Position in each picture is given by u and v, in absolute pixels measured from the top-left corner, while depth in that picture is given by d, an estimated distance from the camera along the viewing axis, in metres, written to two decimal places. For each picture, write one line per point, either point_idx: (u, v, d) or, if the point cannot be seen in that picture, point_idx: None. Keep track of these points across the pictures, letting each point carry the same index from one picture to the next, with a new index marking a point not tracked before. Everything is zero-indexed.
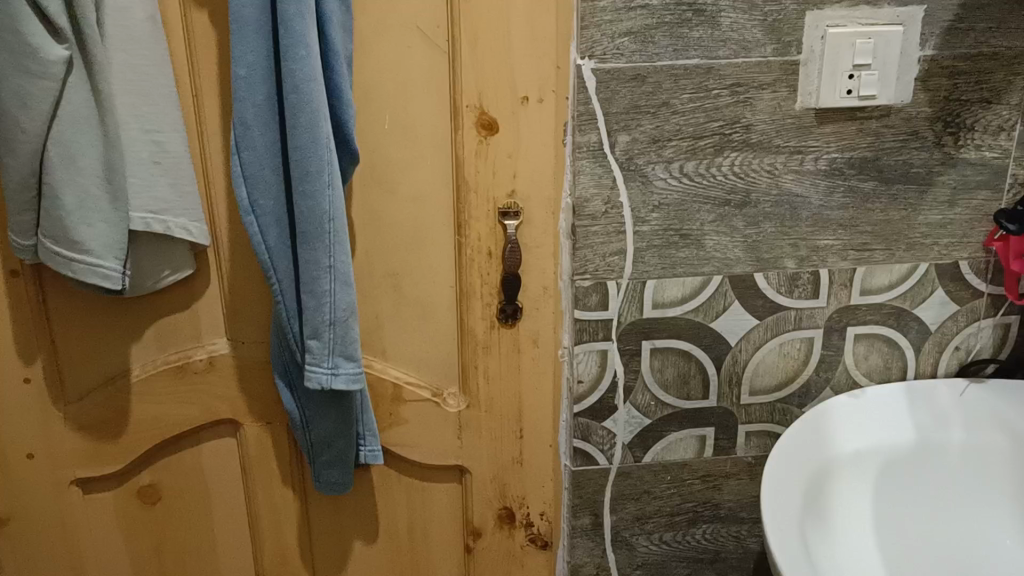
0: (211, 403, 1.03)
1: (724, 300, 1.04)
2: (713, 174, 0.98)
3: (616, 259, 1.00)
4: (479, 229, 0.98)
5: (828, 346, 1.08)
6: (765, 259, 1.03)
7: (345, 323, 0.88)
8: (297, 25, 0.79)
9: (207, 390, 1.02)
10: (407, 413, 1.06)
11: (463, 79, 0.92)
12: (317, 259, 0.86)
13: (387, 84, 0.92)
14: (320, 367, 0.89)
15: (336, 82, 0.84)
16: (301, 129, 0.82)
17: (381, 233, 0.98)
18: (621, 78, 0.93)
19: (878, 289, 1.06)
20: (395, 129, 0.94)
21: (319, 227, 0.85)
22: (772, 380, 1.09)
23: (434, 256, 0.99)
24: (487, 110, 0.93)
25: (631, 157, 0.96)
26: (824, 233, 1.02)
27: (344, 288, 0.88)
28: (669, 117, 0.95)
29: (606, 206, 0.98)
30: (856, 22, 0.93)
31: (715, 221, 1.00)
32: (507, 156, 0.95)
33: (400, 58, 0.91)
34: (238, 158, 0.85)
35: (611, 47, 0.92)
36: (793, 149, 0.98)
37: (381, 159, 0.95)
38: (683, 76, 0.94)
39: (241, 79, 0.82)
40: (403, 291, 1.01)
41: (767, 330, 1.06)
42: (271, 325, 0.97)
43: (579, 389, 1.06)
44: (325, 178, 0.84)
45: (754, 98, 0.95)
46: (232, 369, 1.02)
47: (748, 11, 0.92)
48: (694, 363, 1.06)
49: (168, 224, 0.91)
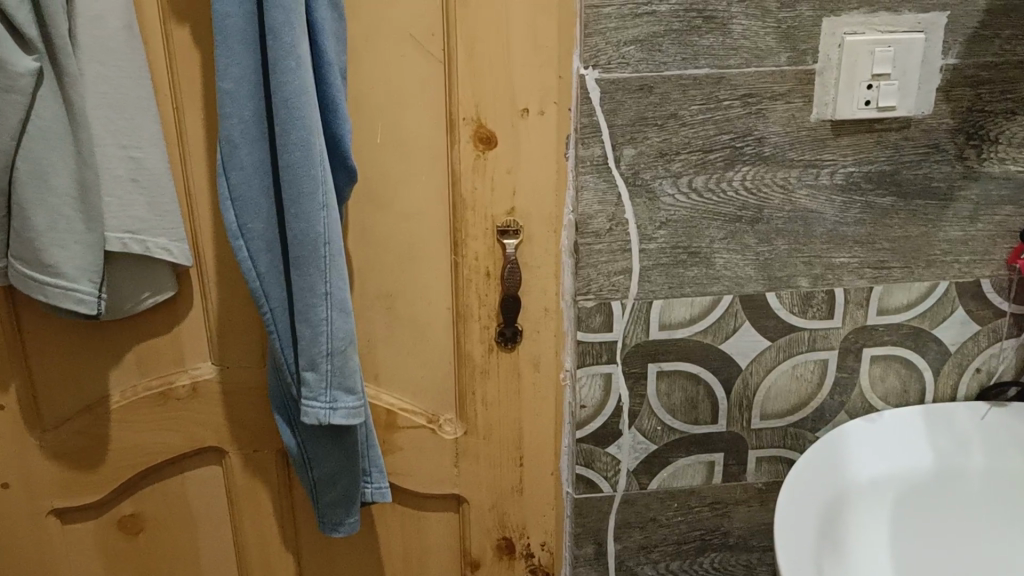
0: (195, 431, 0.98)
1: (735, 321, 0.99)
2: (723, 190, 0.93)
3: (621, 278, 0.95)
4: (477, 248, 0.93)
5: (843, 368, 1.03)
6: (778, 277, 0.98)
7: (343, 354, 0.83)
8: (288, 35, 0.73)
9: (191, 417, 0.97)
10: (401, 440, 1.00)
11: (460, 90, 0.87)
12: (313, 285, 0.80)
13: (379, 95, 0.87)
14: (317, 402, 0.84)
15: (330, 95, 0.79)
16: (293, 146, 0.76)
17: (374, 252, 0.93)
18: (627, 89, 0.88)
19: (896, 309, 1.01)
20: (388, 143, 0.89)
21: (313, 252, 0.79)
22: (785, 403, 1.04)
23: (429, 277, 0.94)
24: (485, 123, 0.88)
25: (637, 172, 0.91)
26: (840, 251, 0.97)
27: (342, 316, 0.82)
28: (677, 129, 0.90)
29: (610, 222, 0.93)
30: (876, 29, 0.88)
31: (725, 239, 0.95)
32: (506, 171, 0.90)
33: (394, 67, 0.86)
34: (225, 179, 0.79)
35: (617, 56, 0.86)
36: (808, 163, 0.93)
37: (373, 175, 0.90)
38: (692, 86, 0.88)
39: (228, 94, 0.76)
40: (397, 312, 0.96)
41: (780, 352, 1.01)
42: (267, 356, 0.91)
43: (582, 414, 1.00)
44: (319, 199, 0.78)
45: (767, 110, 0.90)
46: (217, 395, 0.97)
47: (762, 18, 0.87)
48: (702, 387, 1.01)
49: (147, 244, 0.86)
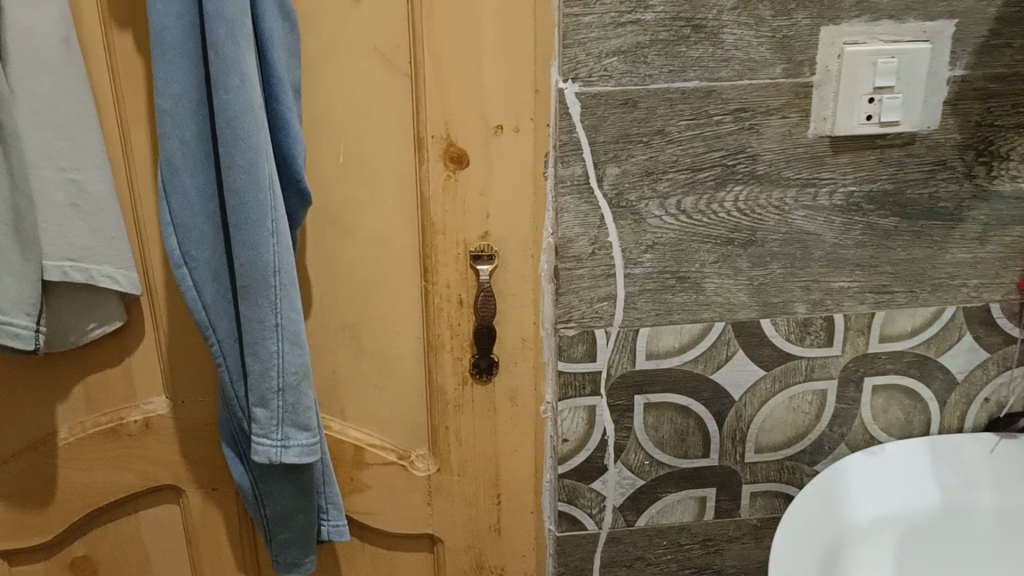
0: (149, 468, 0.92)
1: (728, 350, 0.92)
2: (714, 212, 0.87)
3: (604, 305, 0.88)
4: (448, 275, 0.86)
5: (843, 398, 0.96)
6: (773, 303, 0.91)
7: (296, 390, 0.76)
8: (232, 50, 0.67)
9: (145, 453, 0.91)
10: (370, 478, 0.94)
11: (428, 106, 0.80)
12: (262, 317, 0.74)
13: (341, 111, 0.81)
14: (269, 439, 0.77)
15: (281, 113, 0.72)
16: (239, 170, 0.70)
17: (339, 277, 0.87)
18: (610, 103, 0.81)
19: (899, 335, 0.94)
20: (351, 162, 0.83)
21: (262, 281, 0.73)
22: (781, 436, 0.97)
23: (397, 304, 0.88)
24: (456, 141, 0.82)
25: (621, 193, 0.84)
26: (839, 275, 0.91)
27: (295, 349, 0.76)
28: (664, 147, 0.83)
29: (593, 246, 0.86)
30: (878, 38, 0.82)
31: (716, 263, 0.89)
32: (479, 193, 0.84)
33: (356, 82, 0.80)
34: (167, 203, 0.72)
35: (599, 68, 0.80)
36: (805, 182, 0.87)
37: (335, 196, 0.84)
38: (680, 101, 0.82)
39: (166, 113, 0.69)
40: (364, 343, 0.90)
41: (775, 382, 0.95)
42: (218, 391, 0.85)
43: (563, 449, 0.94)
44: (268, 226, 0.72)
45: (761, 125, 0.84)
46: (172, 431, 0.90)
47: (755, 27, 0.80)
48: (692, 419, 0.95)
49: (90, 272, 0.79)
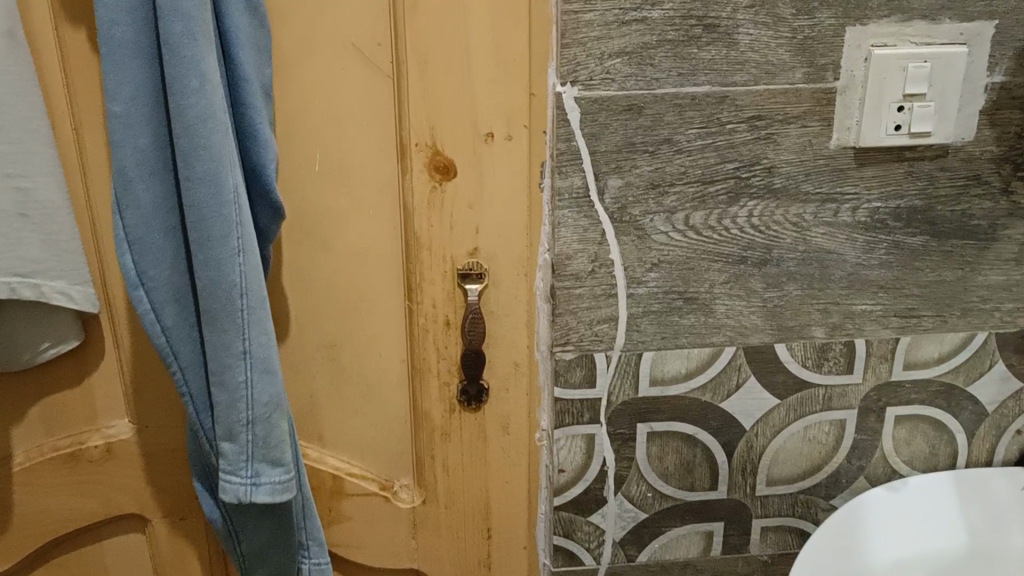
0: (114, 495, 0.85)
1: (739, 377, 0.85)
2: (726, 228, 0.79)
3: (605, 327, 0.81)
4: (434, 294, 0.79)
5: (862, 429, 0.89)
6: (789, 327, 0.84)
7: (267, 422, 0.70)
8: (188, 49, 0.60)
9: (108, 480, 0.84)
10: (349, 509, 0.87)
11: (412, 110, 0.73)
12: (228, 344, 0.67)
13: (318, 116, 0.74)
14: (238, 476, 0.71)
15: (247, 118, 0.66)
16: (199, 182, 0.63)
17: (316, 295, 0.80)
18: (613, 109, 0.74)
19: (925, 362, 0.87)
20: (329, 171, 0.76)
21: (228, 304, 0.66)
22: (795, 468, 0.90)
23: (379, 324, 0.81)
24: (442, 150, 0.74)
25: (624, 207, 0.77)
26: (861, 297, 0.83)
27: (265, 378, 0.69)
28: (671, 157, 0.76)
29: (593, 263, 0.79)
30: (909, 41, 0.74)
31: (727, 283, 0.81)
32: (468, 207, 0.77)
33: (334, 82, 0.73)
34: (120, 219, 0.65)
35: (601, 70, 0.72)
36: (826, 197, 0.79)
37: (312, 208, 0.77)
38: (689, 107, 0.75)
39: (117, 119, 0.62)
40: (344, 365, 0.83)
41: (790, 411, 0.87)
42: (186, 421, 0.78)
43: (560, 479, 0.87)
44: (233, 244, 0.65)
45: (778, 135, 0.77)
46: (136, 454, 0.84)
47: (774, 27, 0.73)
48: (699, 449, 0.88)
49: (42, 288, 0.72)
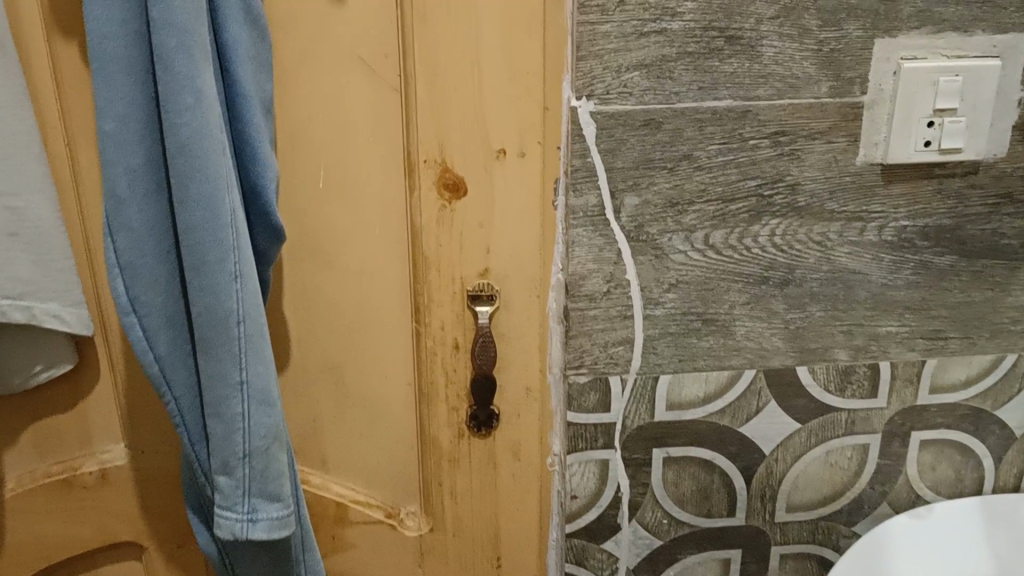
0: (108, 521, 0.82)
1: (759, 401, 0.82)
2: (747, 247, 0.76)
3: (620, 349, 0.78)
4: (443, 315, 0.76)
5: (886, 454, 0.86)
6: (811, 349, 0.81)
7: (265, 455, 0.67)
8: (184, 65, 0.57)
9: (104, 506, 0.81)
10: (353, 536, 0.84)
11: (420, 126, 0.70)
12: (224, 373, 0.65)
13: (322, 130, 0.71)
14: (233, 512, 0.68)
15: (247, 136, 0.63)
16: (194, 205, 0.60)
17: (319, 315, 0.77)
18: (630, 124, 0.70)
19: (952, 386, 0.84)
20: (333, 187, 0.73)
21: (224, 333, 0.64)
22: (815, 494, 0.87)
23: (385, 346, 0.78)
24: (452, 166, 0.71)
25: (641, 225, 0.74)
26: (886, 318, 0.80)
27: (263, 409, 0.67)
28: (690, 174, 0.73)
29: (608, 284, 0.76)
30: (940, 54, 0.71)
31: (747, 304, 0.78)
32: (478, 225, 0.73)
33: (339, 96, 0.70)
34: (111, 243, 0.62)
35: (618, 83, 0.69)
36: (851, 215, 0.76)
37: (315, 226, 0.74)
38: (710, 122, 0.71)
39: (109, 137, 0.60)
40: (348, 389, 0.80)
41: (811, 436, 0.84)
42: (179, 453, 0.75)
43: (572, 506, 0.83)
44: (230, 267, 0.63)
45: (803, 151, 0.73)
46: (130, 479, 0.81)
47: (799, 39, 0.70)
48: (717, 474, 0.85)
49: (33, 311, 0.68)
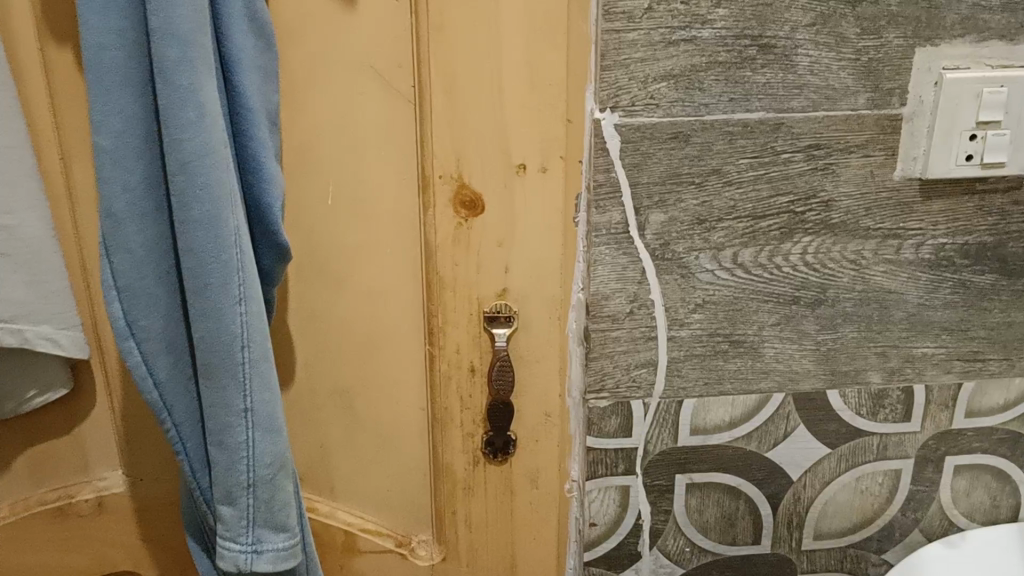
0: (105, 551, 0.78)
1: (787, 426, 0.78)
2: (777, 265, 0.72)
3: (643, 372, 0.75)
4: (457, 338, 0.72)
5: (919, 480, 0.82)
6: (843, 372, 0.77)
7: (270, 484, 0.64)
8: (186, 78, 0.53)
9: (101, 535, 0.77)
10: (361, 566, 0.80)
11: (436, 139, 0.66)
12: (227, 401, 0.61)
13: (332, 143, 0.67)
14: (236, 543, 0.64)
15: (252, 150, 0.59)
16: (196, 226, 0.57)
17: (327, 337, 0.74)
18: (657, 137, 0.67)
19: (989, 410, 0.80)
20: (343, 204, 0.69)
21: (228, 358, 0.60)
22: (844, 520, 0.83)
23: (397, 369, 0.74)
24: (468, 183, 0.67)
25: (667, 243, 0.70)
26: (922, 339, 0.76)
27: (268, 437, 0.63)
28: (719, 189, 0.69)
29: (631, 304, 0.72)
30: (984, 63, 0.67)
31: (777, 325, 0.74)
32: (496, 245, 0.70)
33: (349, 108, 0.66)
34: (107, 264, 0.58)
35: (644, 94, 0.65)
36: (887, 232, 0.72)
37: (324, 244, 0.70)
38: (741, 135, 0.68)
39: (106, 154, 0.56)
40: (358, 413, 0.76)
41: (841, 461, 0.81)
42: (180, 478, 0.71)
43: (590, 534, 0.80)
44: (234, 291, 0.59)
45: (838, 165, 0.70)
46: (128, 506, 0.77)
47: (836, 48, 0.66)
48: (743, 501, 0.81)
49: (26, 334, 0.65)
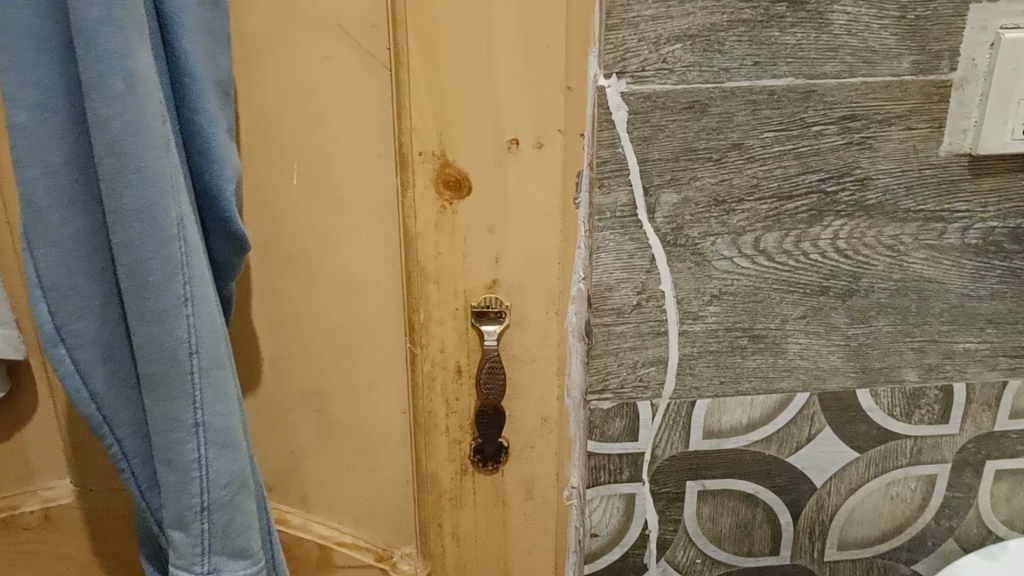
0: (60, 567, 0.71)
1: (812, 428, 0.70)
2: (804, 252, 0.64)
3: (651, 370, 0.66)
4: (443, 336, 0.64)
5: (956, 485, 0.74)
6: (874, 370, 0.69)
7: (228, 507, 0.56)
8: (112, 41, 0.45)
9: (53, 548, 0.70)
10: None
11: (416, 112, 0.57)
12: (176, 415, 0.53)
13: (297, 113, 0.58)
14: (191, 572, 0.56)
15: (201, 126, 0.51)
16: (132, 216, 0.48)
17: (300, 334, 0.65)
18: (670, 107, 0.58)
19: None
20: (312, 183, 0.60)
21: (174, 367, 0.52)
22: (872, 529, 0.75)
23: (375, 370, 0.66)
24: (454, 161, 0.59)
25: (680, 228, 0.62)
26: (964, 333, 0.68)
27: (224, 454, 0.55)
28: (740, 166, 0.60)
29: (638, 296, 0.63)
30: None
31: (803, 318, 0.66)
32: (486, 231, 0.61)
33: (315, 74, 0.57)
34: (30, 258, 0.49)
35: (655, 57, 0.56)
36: (929, 215, 0.64)
37: (291, 228, 0.62)
38: (766, 104, 0.59)
39: (20, 131, 0.47)
40: (332, 418, 0.67)
41: (870, 465, 0.73)
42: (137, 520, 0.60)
43: (592, 545, 0.72)
44: (179, 291, 0.51)
45: (876, 139, 0.61)
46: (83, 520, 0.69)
47: (877, 4, 0.57)
48: (760, 509, 0.73)
49: None
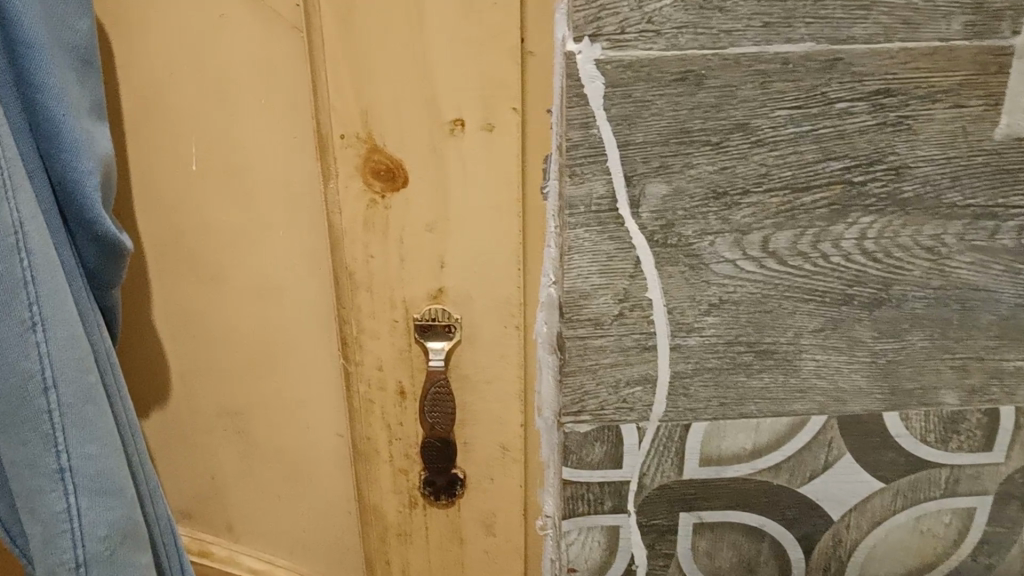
0: None
1: (830, 457, 0.58)
2: (824, 255, 0.51)
3: (636, 391, 0.54)
4: (380, 352, 0.56)
5: (1001, 520, 0.61)
6: (906, 393, 0.56)
7: (111, 563, 0.45)
8: None
9: None
10: None
11: (333, 85, 0.47)
12: (33, 460, 0.42)
13: (190, 89, 0.52)
14: None
15: (44, 106, 0.40)
16: None
17: (204, 338, 0.62)
18: (660, 78, 0.46)
19: None
20: (213, 172, 0.55)
21: (24, 407, 0.41)
22: (897, 564, 0.63)
23: (299, 386, 0.62)
24: (383, 146, 0.49)
25: (670, 225, 0.49)
26: (1017, 349, 0.55)
27: (102, 502, 0.44)
28: (745, 152, 0.48)
29: (620, 304, 0.51)
30: None
31: (820, 331, 0.53)
32: (426, 229, 0.51)
33: (209, 47, 0.51)
34: None
35: (638, 16, 0.44)
36: (979, 211, 0.50)
37: (192, 226, 0.57)
38: (778, 76, 0.46)
39: None
40: (253, 438, 0.65)
41: (897, 498, 0.60)
42: None
43: None
44: (24, 314, 0.40)
45: (918, 119, 0.48)
46: None
47: None
48: (766, 544, 0.61)
49: None
